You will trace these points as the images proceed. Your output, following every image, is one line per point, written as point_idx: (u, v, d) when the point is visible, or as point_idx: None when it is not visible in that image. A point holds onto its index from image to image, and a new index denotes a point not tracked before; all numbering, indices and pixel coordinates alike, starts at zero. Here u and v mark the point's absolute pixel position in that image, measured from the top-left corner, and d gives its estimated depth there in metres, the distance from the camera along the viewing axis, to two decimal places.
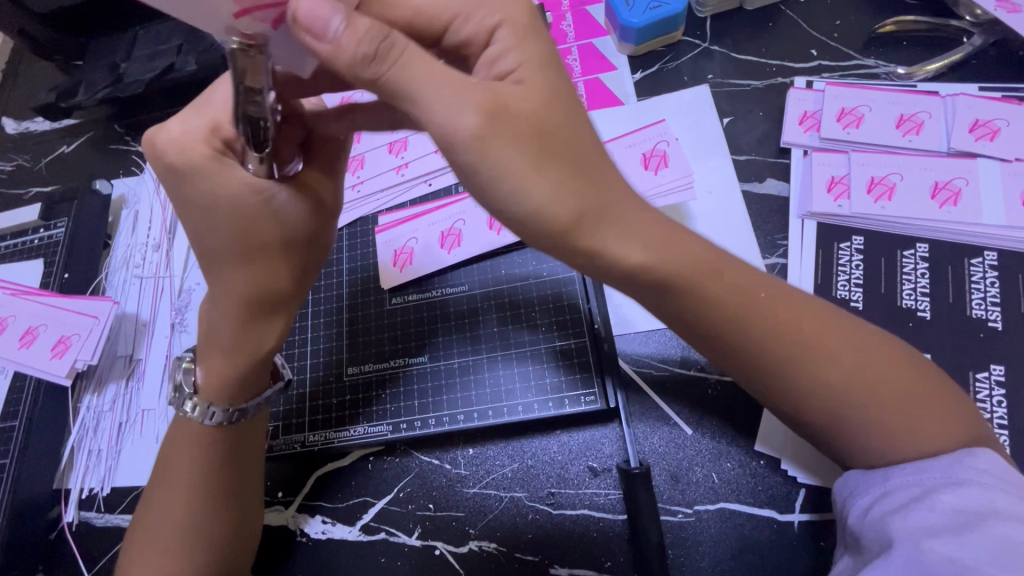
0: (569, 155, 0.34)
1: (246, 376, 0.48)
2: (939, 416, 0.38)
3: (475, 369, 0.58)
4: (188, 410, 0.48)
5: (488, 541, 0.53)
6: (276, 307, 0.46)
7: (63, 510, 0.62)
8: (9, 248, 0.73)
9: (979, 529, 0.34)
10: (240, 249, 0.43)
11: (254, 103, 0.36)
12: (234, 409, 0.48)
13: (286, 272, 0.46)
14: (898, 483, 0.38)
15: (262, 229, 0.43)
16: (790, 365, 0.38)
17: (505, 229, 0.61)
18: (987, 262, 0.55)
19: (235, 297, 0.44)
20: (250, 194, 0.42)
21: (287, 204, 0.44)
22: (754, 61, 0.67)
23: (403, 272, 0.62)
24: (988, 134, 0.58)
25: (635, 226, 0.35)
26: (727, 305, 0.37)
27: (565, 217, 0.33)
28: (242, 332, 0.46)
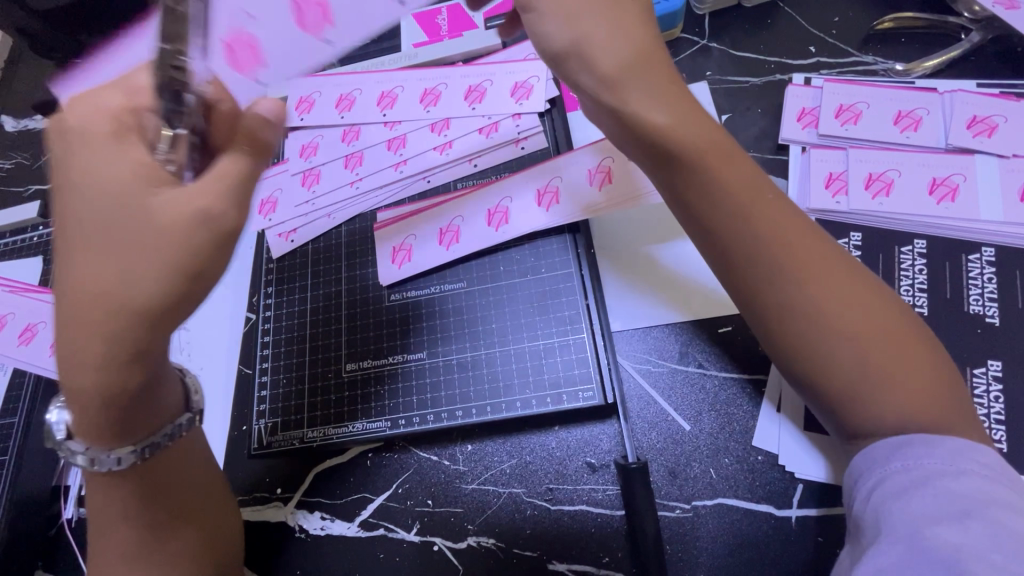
0: (625, 22, 0.43)
1: (120, 413, 0.40)
2: (932, 388, 0.39)
3: (482, 344, 0.58)
4: (78, 458, 0.42)
5: (487, 537, 0.53)
6: (133, 326, 0.36)
7: (63, 506, 0.61)
8: (8, 246, 0.73)
9: (981, 516, 0.34)
10: (102, 251, 0.36)
11: (173, 70, 0.37)
12: (140, 447, 0.43)
13: (143, 287, 0.36)
14: (902, 468, 0.38)
15: (129, 233, 0.36)
16: (790, 277, 0.41)
17: (503, 227, 0.60)
18: (984, 258, 0.55)
19: (85, 315, 0.36)
20: (122, 190, 0.37)
21: (160, 208, 0.37)
22: (752, 57, 0.67)
23: (401, 270, 0.62)
24: (986, 130, 0.58)
25: (662, 102, 0.42)
26: (728, 198, 0.42)
27: (606, 63, 0.43)
28: (99, 365, 0.36)
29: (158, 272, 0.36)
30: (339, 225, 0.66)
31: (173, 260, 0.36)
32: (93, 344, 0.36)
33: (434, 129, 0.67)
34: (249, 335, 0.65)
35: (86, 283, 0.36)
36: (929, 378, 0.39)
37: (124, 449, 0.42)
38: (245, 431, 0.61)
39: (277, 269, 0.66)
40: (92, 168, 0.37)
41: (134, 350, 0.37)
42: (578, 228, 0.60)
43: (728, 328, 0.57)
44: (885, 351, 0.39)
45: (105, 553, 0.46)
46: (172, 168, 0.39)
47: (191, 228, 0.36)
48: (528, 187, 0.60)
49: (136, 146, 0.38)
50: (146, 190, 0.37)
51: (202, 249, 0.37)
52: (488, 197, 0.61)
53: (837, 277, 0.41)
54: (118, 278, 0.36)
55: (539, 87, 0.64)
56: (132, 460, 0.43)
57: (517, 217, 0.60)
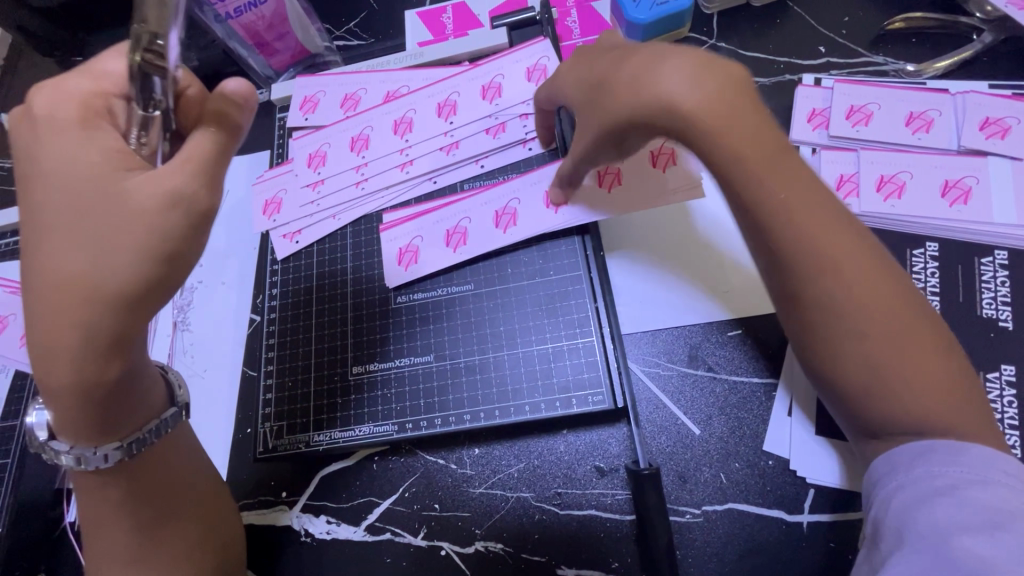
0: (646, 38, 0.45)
1: (99, 409, 0.39)
2: (953, 396, 0.39)
3: (491, 344, 0.58)
4: (65, 459, 0.42)
5: (495, 542, 0.53)
6: (93, 309, 0.35)
7: (64, 510, 0.60)
8: (8, 247, 0.72)
9: (1011, 531, 0.33)
10: (69, 236, 0.36)
11: (151, 54, 0.38)
12: (131, 443, 0.43)
13: (114, 270, 0.35)
14: (925, 473, 0.37)
15: (98, 216, 0.36)
16: (826, 277, 0.39)
17: (512, 228, 0.59)
18: (997, 261, 0.54)
19: (53, 304, 0.35)
20: (91, 175, 0.37)
21: (131, 189, 0.36)
22: (762, 57, 0.67)
23: (408, 271, 0.61)
24: (998, 132, 0.57)
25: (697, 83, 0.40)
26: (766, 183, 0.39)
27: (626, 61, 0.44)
28: (72, 356, 0.36)
29: (130, 255, 0.36)
30: (344, 226, 0.65)
31: (143, 242, 0.36)
32: (64, 335, 0.35)
33: (440, 113, 0.65)
34: (253, 337, 0.65)
35: (52, 269, 0.36)
36: (950, 386, 0.39)
37: (111, 446, 0.42)
38: (249, 434, 0.60)
39: (281, 270, 0.65)
40: (61, 158, 0.38)
41: (112, 338, 0.36)
42: (588, 229, 0.60)
43: (738, 331, 0.56)
44: (908, 351, 0.39)
45: (110, 559, 0.45)
46: (142, 151, 0.40)
47: (161, 211, 0.36)
48: (537, 188, 0.59)
49: (108, 135, 0.39)
50: (119, 175, 0.37)
51: (173, 230, 0.37)
52: (496, 199, 0.60)
53: (874, 280, 0.39)
54: (86, 264, 0.35)
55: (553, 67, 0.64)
56: (118, 456, 0.42)
57: (525, 217, 0.59)
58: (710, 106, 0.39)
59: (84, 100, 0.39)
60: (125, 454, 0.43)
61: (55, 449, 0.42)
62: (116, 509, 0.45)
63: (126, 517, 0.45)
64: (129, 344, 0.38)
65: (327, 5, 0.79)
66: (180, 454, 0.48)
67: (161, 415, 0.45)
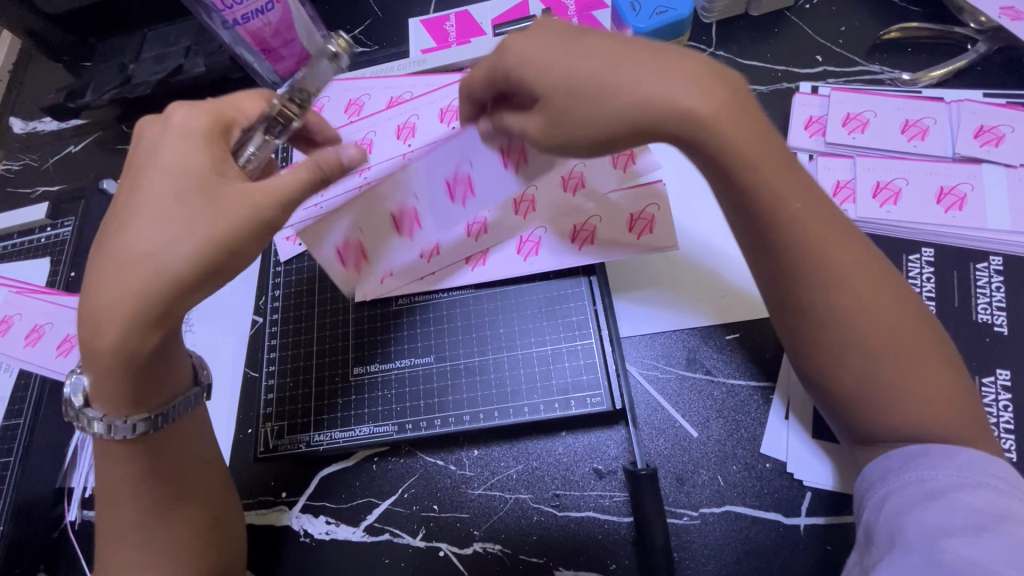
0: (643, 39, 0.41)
1: (139, 381, 0.42)
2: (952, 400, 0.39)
3: (490, 346, 0.59)
4: (98, 429, 0.44)
5: (493, 543, 0.53)
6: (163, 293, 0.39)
7: (65, 509, 0.61)
8: (16, 247, 0.73)
9: (999, 530, 0.34)
10: (155, 213, 0.39)
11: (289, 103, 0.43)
12: (155, 416, 0.44)
13: (180, 257, 0.39)
14: (916, 477, 0.38)
15: (186, 204, 0.39)
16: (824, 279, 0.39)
17: (468, 199, 0.56)
18: (992, 267, 0.55)
19: (123, 275, 0.38)
20: (186, 165, 0.41)
21: (227, 193, 0.40)
22: (760, 66, 0.68)
23: (368, 273, 0.59)
24: (993, 139, 0.58)
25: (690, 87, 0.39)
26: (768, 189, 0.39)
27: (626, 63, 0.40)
28: (123, 323, 0.38)
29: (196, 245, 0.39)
30: None
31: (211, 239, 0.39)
32: (124, 303, 0.38)
33: (443, 118, 0.67)
34: (255, 337, 0.66)
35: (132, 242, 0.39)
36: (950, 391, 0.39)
37: (138, 416, 0.44)
38: (250, 434, 0.61)
39: (284, 272, 0.66)
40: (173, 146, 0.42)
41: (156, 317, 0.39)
42: (595, 270, 0.59)
43: (736, 334, 0.57)
44: (912, 354, 0.39)
45: (116, 553, 0.46)
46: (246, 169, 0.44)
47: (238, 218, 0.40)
48: (564, 222, 0.60)
49: (216, 146, 0.43)
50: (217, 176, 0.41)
51: (245, 237, 0.40)
52: (442, 166, 0.53)
53: (876, 290, 0.40)
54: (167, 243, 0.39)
55: None
56: (143, 427, 0.44)
57: (483, 187, 0.55)
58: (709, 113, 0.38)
59: (216, 113, 0.44)
60: (150, 426, 0.44)
61: (85, 415, 0.44)
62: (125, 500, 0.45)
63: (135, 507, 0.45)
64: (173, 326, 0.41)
65: (333, 13, 0.81)
66: (197, 447, 0.49)
67: (188, 390, 0.47)
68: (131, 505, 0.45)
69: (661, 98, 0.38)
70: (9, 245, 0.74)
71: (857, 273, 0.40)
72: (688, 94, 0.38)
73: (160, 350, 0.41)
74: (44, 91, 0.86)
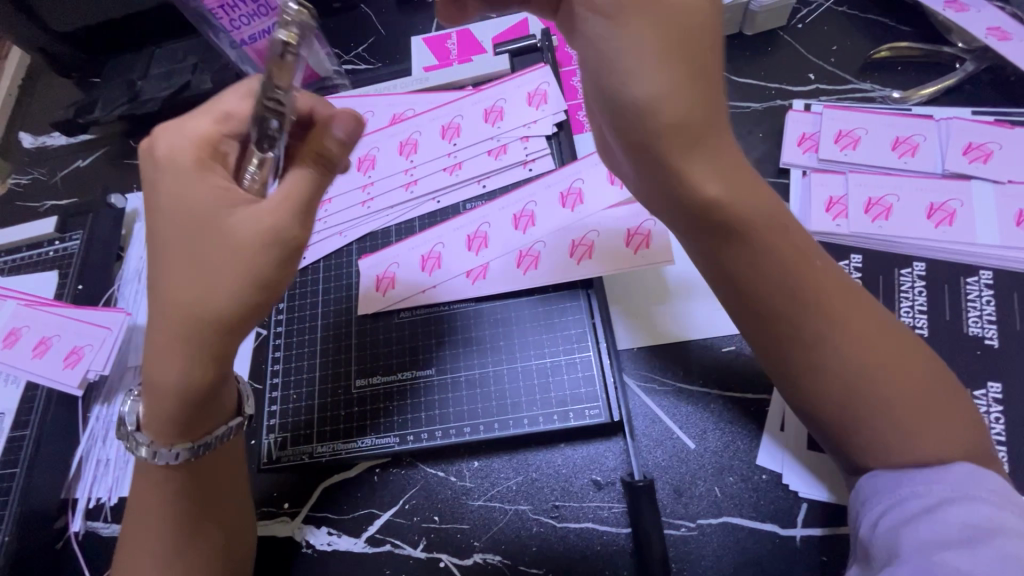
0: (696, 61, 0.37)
1: (189, 413, 0.44)
2: (953, 424, 0.40)
3: (490, 359, 0.60)
4: (139, 450, 0.46)
5: (493, 554, 0.54)
6: (216, 330, 0.41)
7: (69, 520, 0.62)
8: (23, 260, 0.74)
9: (991, 542, 0.35)
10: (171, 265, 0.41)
11: (270, 104, 0.41)
12: (196, 445, 0.46)
13: (228, 299, 0.41)
14: (910, 493, 0.39)
15: (217, 252, 0.41)
16: (821, 333, 0.42)
17: (483, 250, 0.63)
18: (982, 281, 0.56)
19: (179, 326, 0.41)
20: (201, 208, 0.41)
21: (229, 228, 0.41)
22: (754, 83, 0.70)
23: (385, 296, 0.63)
24: (981, 156, 0.60)
25: (711, 157, 0.39)
26: (771, 255, 0.42)
27: (663, 112, 0.37)
28: (182, 363, 0.41)
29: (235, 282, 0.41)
30: (350, 242, 0.68)
31: (246, 271, 0.41)
32: (174, 343, 0.41)
33: (445, 135, 0.70)
34: (259, 349, 0.66)
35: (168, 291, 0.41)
36: (950, 415, 0.40)
37: (181, 445, 0.45)
38: (254, 445, 0.61)
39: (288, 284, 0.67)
40: (183, 181, 0.42)
41: (215, 352, 0.42)
42: (593, 284, 0.60)
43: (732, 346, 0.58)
44: (924, 395, 0.40)
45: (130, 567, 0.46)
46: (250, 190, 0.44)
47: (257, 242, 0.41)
48: (564, 236, 0.61)
49: (217, 174, 0.43)
50: (222, 207, 0.41)
51: (271, 264, 0.41)
52: None
53: (885, 336, 0.42)
54: (206, 292, 0.40)
55: (553, 91, 0.68)
56: (170, 458, 0.45)
57: None
58: (726, 192, 0.40)
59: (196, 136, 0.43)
60: (175, 457, 0.45)
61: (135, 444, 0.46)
62: (153, 517, 0.46)
63: (159, 527, 0.46)
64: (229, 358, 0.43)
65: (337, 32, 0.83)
66: (235, 470, 0.51)
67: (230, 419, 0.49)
68: (162, 522, 0.46)
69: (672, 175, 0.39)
70: (17, 257, 0.75)
71: (867, 327, 0.42)
72: (702, 171, 0.39)
73: (219, 380, 0.43)
74: (54, 106, 0.88)
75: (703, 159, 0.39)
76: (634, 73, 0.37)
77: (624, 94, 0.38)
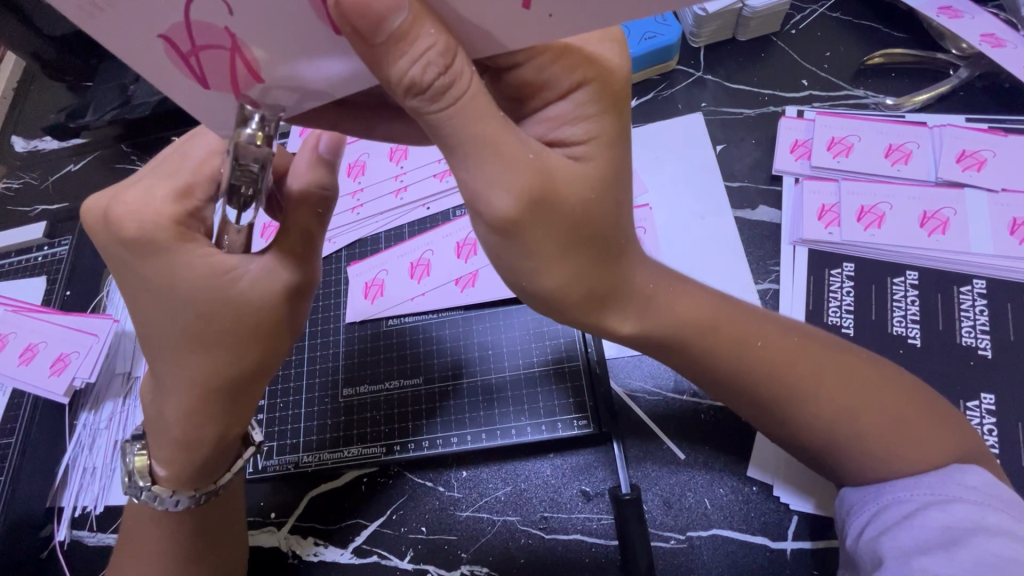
0: (596, 237, 0.37)
1: (209, 462, 0.45)
2: (928, 443, 0.41)
3: (477, 370, 0.59)
4: (143, 495, 0.46)
5: (480, 566, 0.53)
6: (239, 388, 0.43)
7: (54, 529, 0.61)
8: (12, 265, 0.74)
9: (968, 544, 0.36)
10: (184, 346, 0.40)
11: (242, 171, 0.35)
12: (202, 493, 0.46)
13: (247, 362, 0.42)
14: (894, 499, 0.41)
15: (222, 319, 0.40)
16: (782, 402, 0.42)
17: (473, 257, 0.63)
18: (976, 290, 0.55)
19: (202, 394, 0.42)
20: (211, 283, 0.39)
21: (237, 290, 0.40)
22: (747, 90, 0.69)
23: (374, 304, 0.63)
24: (974, 164, 0.59)
25: (633, 303, 0.41)
26: (723, 359, 0.42)
27: (575, 294, 0.38)
28: (210, 421, 0.43)
29: (265, 343, 0.42)
30: (339, 249, 0.67)
31: (266, 334, 0.42)
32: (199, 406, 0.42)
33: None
34: None
35: (192, 369, 0.41)
36: (926, 438, 0.41)
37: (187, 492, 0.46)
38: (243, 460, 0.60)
39: None
40: (177, 261, 0.39)
41: (243, 404, 0.44)
42: None
43: None
44: (893, 429, 0.41)
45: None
46: (233, 249, 0.41)
47: (281, 299, 0.42)
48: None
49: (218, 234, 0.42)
50: (224, 278, 0.39)
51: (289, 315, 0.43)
52: (284, 48, 0.31)
53: (846, 396, 0.42)
54: (210, 361, 0.41)
55: None
56: (188, 503, 0.46)
57: (262, 62, 0.32)
58: (656, 327, 0.42)
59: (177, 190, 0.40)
60: (185, 504, 0.46)
61: (136, 485, 0.46)
62: (158, 545, 0.47)
63: (163, 555, 0.47)
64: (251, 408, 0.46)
65: None
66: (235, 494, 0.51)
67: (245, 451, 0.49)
68: (165, 547, 0.47)
69: (598, 326, 0.41)
70: (6, 262, 0.74)
71: (831, 398, 0.42)
72: (627, 319, 0.41)
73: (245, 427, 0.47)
74: (46, 110, 0.88)
75: (622, 309, 0.40)
76: (537, 271, 0.36)
77: (530, 287, 0.38)
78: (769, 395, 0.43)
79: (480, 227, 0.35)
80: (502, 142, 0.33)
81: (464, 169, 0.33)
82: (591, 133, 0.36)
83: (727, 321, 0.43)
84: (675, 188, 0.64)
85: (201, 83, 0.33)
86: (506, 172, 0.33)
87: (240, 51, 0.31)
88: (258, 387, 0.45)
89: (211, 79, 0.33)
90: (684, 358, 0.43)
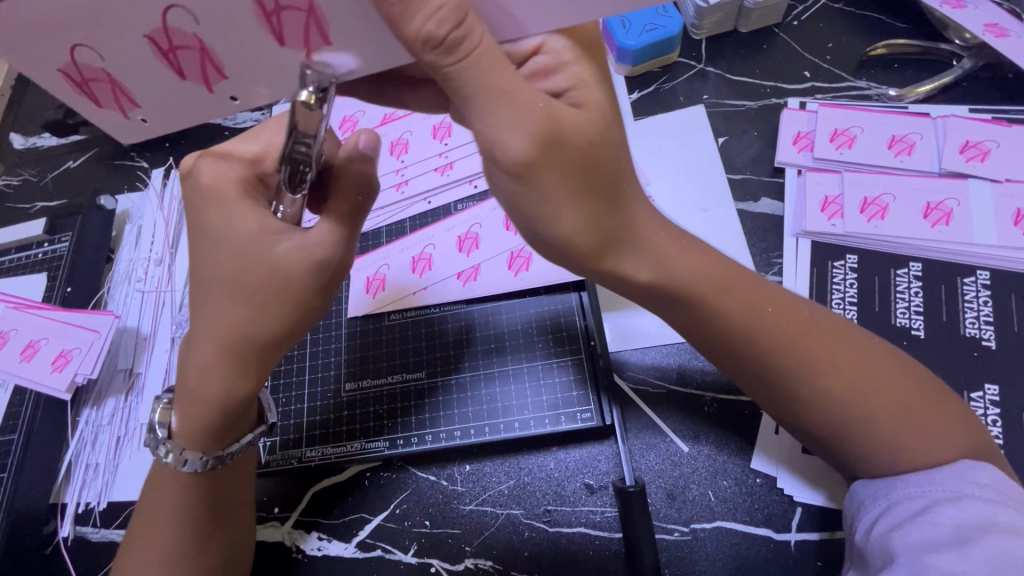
0: (607, 185, 0.38)
1: (228, 421, 0.45)
2: (939, 426, 0.41)
3: (481, 362, 0.59)
4: (163, 455, 0.46)
5: (484, 559, 0.53)
6: (270, 350, 0.43)
7: (57, 525, 0.61)
8: (12, 262, 0.73)
9: (981, 542, 0.36)
10: (212, 307, 0.41)
11: (302, 147, 0.37)
12: (223, 455, 0.47)
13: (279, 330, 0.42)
14: (904, 496, 0.41)
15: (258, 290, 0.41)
16: (799, 372, 0.42)
17: (474, 251, 0.63)
18: (979, 281, 0.55)
19: (230, 355, 0.42)
20: (249, 244, 0.41)
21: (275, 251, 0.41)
22: (748, 82, 0.69)
23: (375, 299, 0.63)
24: (978, 155, 0.59)
25: (644, 255, 0.41)
26: (738, 321, 0.42)
27: (589, 245, 0.38)
28: (237, 375, 0.43)
29: (291, 311, 0.42)
30: None
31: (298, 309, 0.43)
32: (226, 363, 0.42)
33: (436, 135, 0.70)
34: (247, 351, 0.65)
35: (222, 325, 0.41)
36: (934, 419, 0.42)
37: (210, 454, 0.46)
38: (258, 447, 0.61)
39: None
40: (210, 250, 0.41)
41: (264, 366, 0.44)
42: (585, 285, 0.60)
43: None
44: (905, 408, 0.42)
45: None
46: (285, 220, 0.43)
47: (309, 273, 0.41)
48: None
49: (224, 222, 0.41)
50: (267, 238, 0.41)
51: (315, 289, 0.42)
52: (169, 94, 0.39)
53: (861, 366, 0.42)
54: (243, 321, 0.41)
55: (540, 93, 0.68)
56: (196, 466, 0.46)
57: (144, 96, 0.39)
58: (684, 275, 0.42)
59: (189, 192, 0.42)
60: (201, 465, 0.46)
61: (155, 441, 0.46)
62: (162, 527, 0.47)
63: (167, 535, 0.47)
64: (267, 369, 0.45)
65: None
66: (241, 478, 0.51)
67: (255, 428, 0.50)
68: (174, 531, 0.47)
69: (604, 273, 0.42)
70: (6, 259, 0.74)
71: (851, 362, 0.42)
72: (640, 268, 0.41)
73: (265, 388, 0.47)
74: (44, 106, 0.88)
75: (631, 255, 0.41)
76: (552, 218, 0.37)
77: (547, 234, 0.38)
78: (784, 367, 0.42)
79: (491, 166, 0.36)
80: (513, 91, 0.34)
81: (481, 120, 0.35)
82: (576, 79, 0.38)
83: (732, 273, 0.44)
84: (678, 181, 0.64)
85: (94, 104, 0.39)
86: (518, 118, 0.34)
87: (122, 87, 0.38)
88: (279, 351, 0.44)
89: (101, 99, 0.39)
90: (700, 323, 0.44)
